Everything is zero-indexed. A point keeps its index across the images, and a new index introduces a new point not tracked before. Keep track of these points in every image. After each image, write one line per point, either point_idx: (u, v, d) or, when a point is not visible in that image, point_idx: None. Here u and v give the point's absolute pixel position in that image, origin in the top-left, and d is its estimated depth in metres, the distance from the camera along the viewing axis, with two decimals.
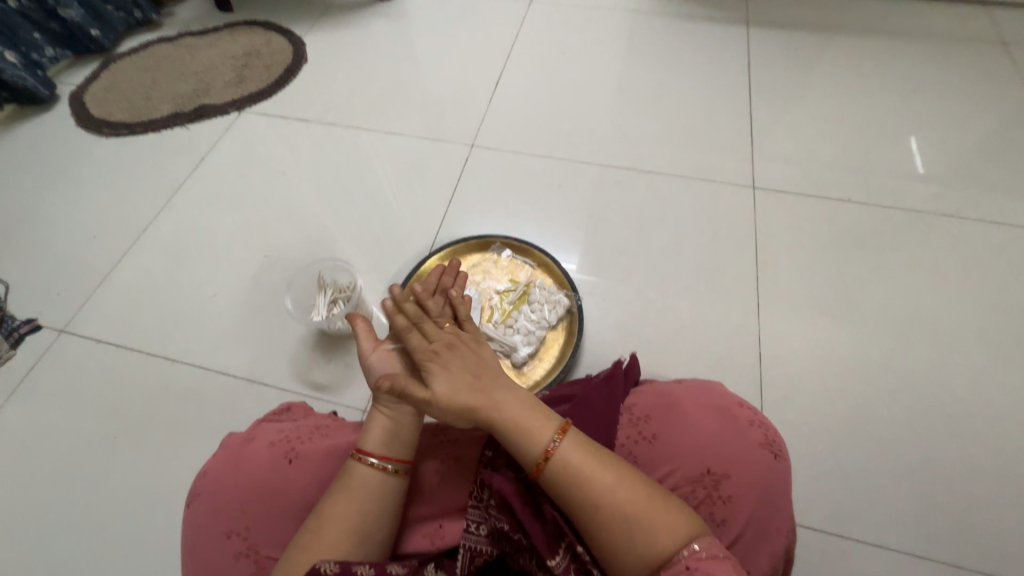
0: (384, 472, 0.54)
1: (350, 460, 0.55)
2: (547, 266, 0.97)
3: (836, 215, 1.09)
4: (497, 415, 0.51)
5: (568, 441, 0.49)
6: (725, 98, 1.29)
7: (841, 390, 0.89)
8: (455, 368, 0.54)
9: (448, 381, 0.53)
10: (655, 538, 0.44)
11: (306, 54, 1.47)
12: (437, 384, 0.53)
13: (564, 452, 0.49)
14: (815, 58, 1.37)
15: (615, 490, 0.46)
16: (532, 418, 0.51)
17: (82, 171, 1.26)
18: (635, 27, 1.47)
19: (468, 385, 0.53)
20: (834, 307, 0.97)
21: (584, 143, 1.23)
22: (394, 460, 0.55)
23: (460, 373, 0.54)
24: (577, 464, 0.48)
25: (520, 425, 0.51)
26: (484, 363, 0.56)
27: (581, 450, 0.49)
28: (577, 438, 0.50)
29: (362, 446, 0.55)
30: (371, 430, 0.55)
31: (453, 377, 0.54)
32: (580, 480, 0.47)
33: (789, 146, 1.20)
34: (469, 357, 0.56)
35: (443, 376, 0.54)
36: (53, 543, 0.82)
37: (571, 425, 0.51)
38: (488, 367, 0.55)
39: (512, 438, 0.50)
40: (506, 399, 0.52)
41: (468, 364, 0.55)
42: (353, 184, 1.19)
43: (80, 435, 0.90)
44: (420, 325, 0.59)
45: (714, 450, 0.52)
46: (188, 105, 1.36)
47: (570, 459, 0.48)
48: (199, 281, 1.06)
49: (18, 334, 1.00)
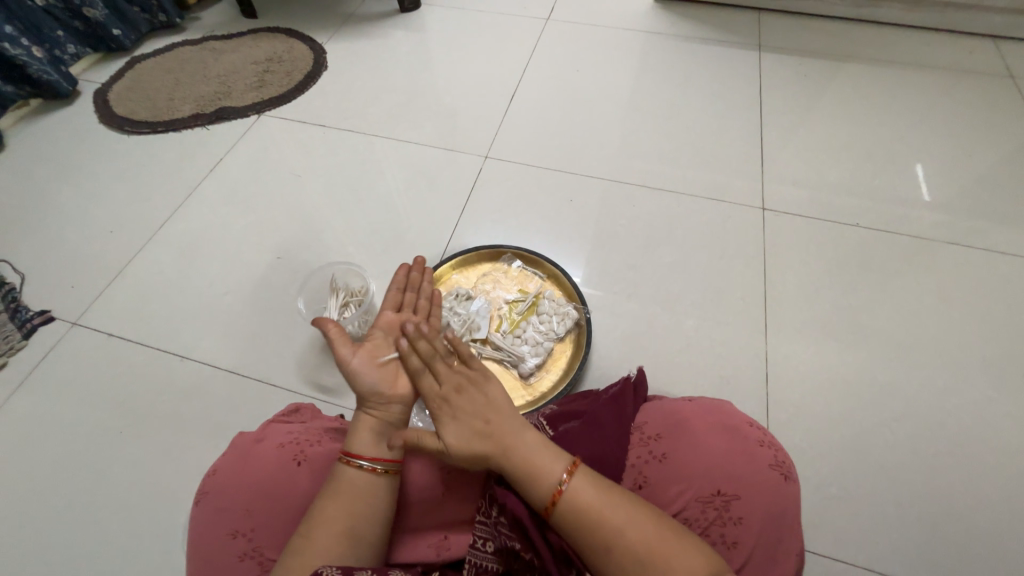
0: (375, 474, 0.54)
1: (339, 463, 0.56)
2: (557, 279, 0.98)
3: (844, 238, 1.09)
4: (509, 461, 0.52)
5: (578, 479, 0.49)
6: (735, 120, 1.31)
7: (847, 414, 0.89)
8: (465, 416, 0.54)
9: (458, 431, 0.53)
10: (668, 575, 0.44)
11: (325, 61, 1.50)
12: (447, 434, 0.53)
13: (574, 491, 0.49)
14: (825, 84, 1.39)
15: (624, 531, 0.46)
16: (542, 462, 0.51)
17: (101, 167, 1.28)
18: (649, 47, 1.50)
19: (478, 433, 0.53)
20: (841, 331, 0.98)
21: (596, 159, 1.24)
22: (383, 460, 0.55)
23: (470, 421, 0.54)
24: (587, 503, 0.48)
25: (530, 471, 0.51)
26: (496, 407, 0.55)
27: (592, 488, 0.49)
28: (586, 480, 0.49)
29: (350, 449, 0.56)
30: (357, 433, 0.56)
31: (463, 426, 0.54)
32: (585, 523, 0.47)
33: (798, 169, 1.21)
34: (479, 400, 0.56)
35: (452, 426, 0.54)
36: (52, 536, 0.82)
37: (580, 463, 0.51)
38: (498, 411, 0.55)
39: (521, 479, 0.51)
40: (516, 446, 0.52)
41: (477, 409, 0.55)
42: (366, 190, 1.21)
43: (86, 428, 0.91)
44: (432, 366, 0.58)
45: (724, 470, 0.52)
46: (208, 107, 1.39)
47: (579, 496, 0.49)
48: (211, 279, 1.08)
49: (31, 325, 1.01)
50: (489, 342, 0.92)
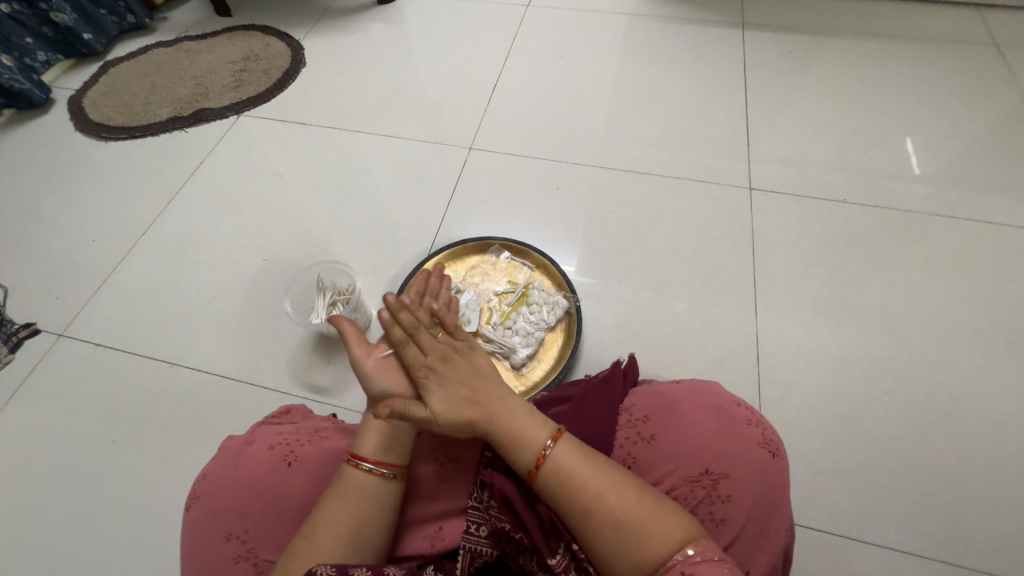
0: (382, 477, 0.54)
1: (345, 465, 0.55)
2: (546, 268, 0.97)
3: (832, 215, 1.09)
4: (498, 423, 0.52)
5: (561, 446, 0.50)
6: (721, 100, 1.30)
7: (839, 389, 0.89)
8: (452, 384, 0.54)
9: (447, 399, 0.53)
10: (646, 538, 0.44)
11: (304, 58, 1.47)
12: (435, 402, 0.53)
13: (557, 456, 0.49)
14: (810, 60, 1.38)
15: (606, 497, 0.47)
16: (526, 425, 0.52)
17: (80, 176, 1.26)
18: (631, 29, 1.48)
19: (467, 400, 0.53)
20: (831, 307, 0.98)
21: (582, 145, 1.23)
22: (391, 465, 0.54)
23: (458, 389, 0.54)
24: (569, 470, 0.49)
25: (515, 434, 0.51)
26: (482, 374, 0.55)
27: (574, 455, 0.49)
28: (571, 445, 0.50)
29: (357, 452, 0.55)
30: (366, 435, 0.55)
31: (450, 393, 0.54)
32: (571, 487, 0.48)
33: (785, 147, 1.21)
34: (465, 369, 0.55)
35: (440, 394, 0.53)
36: (50, 548, 0.82)
37: (564, 430, 0.52)
38: (485, 378, 0.55)
39: (506, 442, 0.51)
40: (502, 411, 0.53)
41: (465, 377, 0.55)
42: (351, 187, 1.20)
43: (78, 439, 0.90)
44: (417, 337, 0.56)
45: (711, 449, 0.52)
46: (186, 109, 1.36)
47: (561, 463, 0.49)
48: (197, 284, 1.07)
49: (16, 339, 1.00)
50: (479, 335, 0.92)
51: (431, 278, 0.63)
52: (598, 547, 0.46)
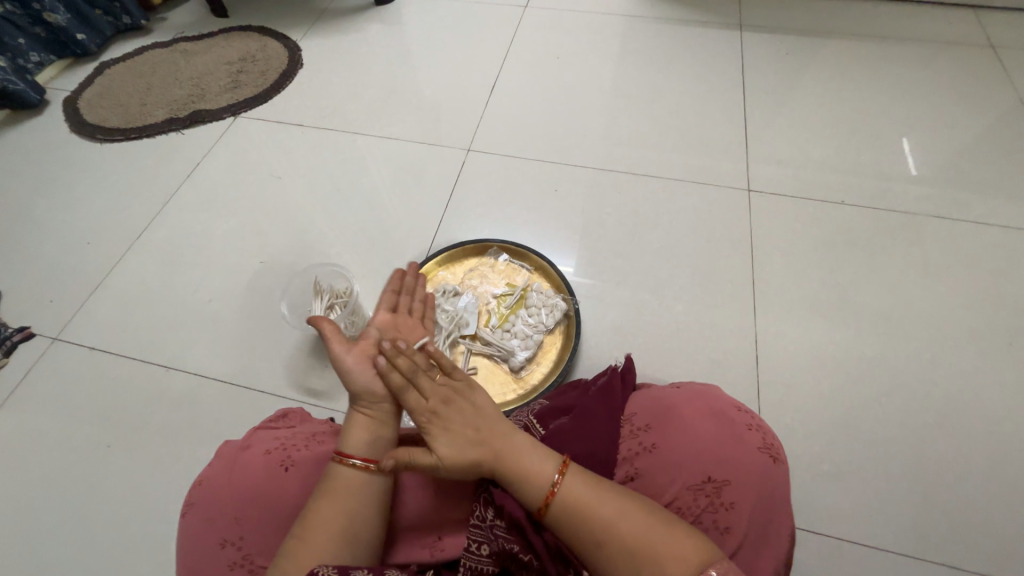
0: (369, 472, 0.54)
1: (332, 463, 0.55)
2: (544, 270, 0.97)
3: (831, 217, 1.09)
4: (505, 463, 0.52)
5: (570, 475, 0.50)
6: (719, 101, 1.30)
7: (838, 391, 0.89)
8: (456, 427, 0.54)
9: (451, 443, 0.53)
10: (660, 566, 0.44)
11: (301, 59, 1.46)
12: (439, 447, 0.52)
13: (567, 488, 0.49)
14: (808, 61, 1.38)
15: (617, 523, 0.47)
16: (531, 462, 0.51)
17: (74, 178, 1.25)
18: (629, 30, 1.48)
19: (471, 442, 0.53)
20: (830, 309, 0.98)
21: (580, 146, 1.23)
22: (377, 460, 0.55)
23: (462, 431, 0.53)
24: (579, 502, 0.48)
25: (522, 473, 0.51)
26: (484, 414, 0.55)
27: (583, 485, 0.49)
28: (578, 477, 0.50)
29: (343, 449, 0.55)
30: (351, 431, 0.56)
31: (455, 436, 0.53)
32: (580, 519, 0.48)
33: (783, 148, 1.21)
34: (466, 408, 0.55)
35: (443, 439, 0.53)
36: (44, 555, 0.81)
37: (570, 462, 0.52)
38: (486, 416, 0.55)
39: (513, 482, 0.51)
40: (508, 451, 0.52)
41: (468, 420, 0.54)
42: (348, 188, 1.19)
43: (73, 444, 0.89)
44: (416, 382, 0.56)
45: (713, 456, 0.52)
46: (182, 111, 1.35)
47: (572, 495, 0.49)
48: (193, 286, 1.06)
49: (10, 342, 0.99)
50: (477, 338, 0.91)
51: (406, 276, 0.71)
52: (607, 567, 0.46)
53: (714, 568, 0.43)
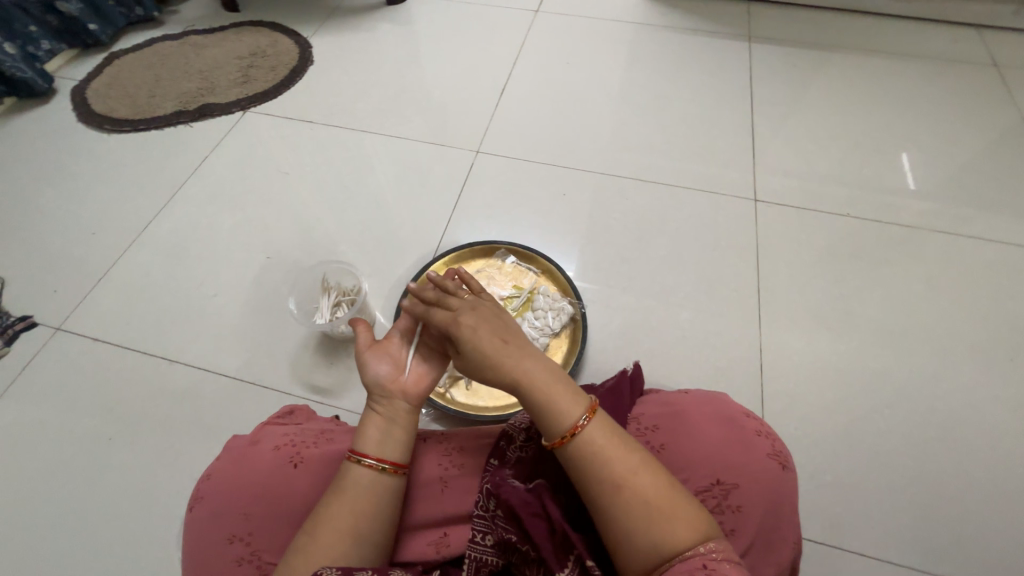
0: (380, 472, 0.55)
1: (346, 462, 0.56)
2: (551, 274, 0.97)
3: (835, 228, 1.10)
4: (532, 371, 0.54)
5: (596, 422, 0.50)
6: (726, 110, 1.31)
7: (839, 401, 0.90)
8: (485, 329, 0.57)
9: (480, 341, 0.56)
10: (668, 529, 0.44)
11: (311, 56, 1.47)
12: (470, 342, 0.56)
13: (591, 432, 0.49)
14: (815, 75, 1.40)
15: (633, 477, 0.47)
16: (560, 384, 0.53)
17: (82, 167, 1.24)
18: (638, 38, 1.49)
19: (499, 344, 0.56)
20: (833, 320, 0.98)
21: (587, 151, 1.24)
22: (387, 460, 0.56)
23: (490, 334, 0.57)
24: (599, 446, 0.49)
25: (548, 386, 0.53)
26: (510, 329, 0.58)
27: (605, 433, 0.50)
28: (602, 422, 0.50)
29: (357, 448, 0.56)
30: (365, 432, 0.57)
31: (484, 335, 0.57)
32: (598, 462, 0.48)
33: (789, 159, 1.22)
34: (495, 321, 0.59)
35: (475, 336, 0.57)
36: (41, 547, 0.80)
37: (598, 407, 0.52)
38: (512, 331, 0.58)
39: (541, 414, 0.52)
40: (537, 364, 0.54)
41: (495, 327, 0.58)
42: (355, 186, 1.19)
43: (74, 435, 0.89)
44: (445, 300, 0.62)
45: (723, 460, 0.52)
46: (191, 103, 1.35)
47: (592, 438, 0.49)
48: (199, 280, 1.05)
49: (13, 331, 0.98)
50: None
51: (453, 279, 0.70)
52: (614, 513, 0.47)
53: (712, 541, 0.44)
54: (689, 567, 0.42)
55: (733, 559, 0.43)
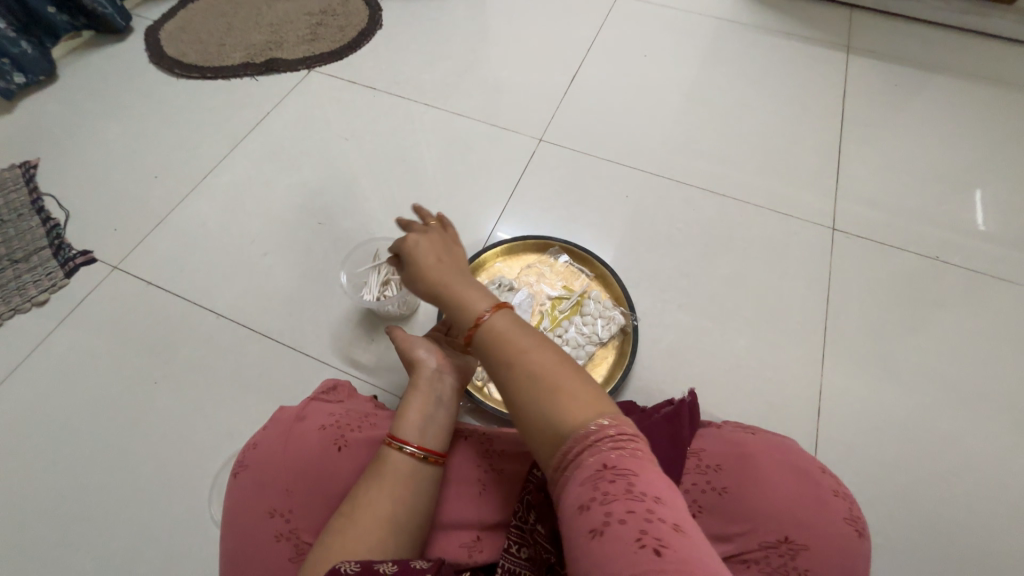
0: (419, 462, 0.55)
1: (384, 447, 0.56)
2: (605, 279, 0.93)
3: (919, 271, 1.01)
4: (456, 280, 0.59)
5: (498, 314, 0.52)
6: (812, 125, 1.21)
7: (900, 460, 0.83)
8: (432, 247, 0.64)
9: (425, 252, 0.63)
10: (564, 410, 0.43)
11: (381, 20, 1.43)
12: (419, 252, 0.64)
13: (492, 322, 0.51)
14: (917, 98, 1.27)
15: (530, 364, 0.47)
16: (474, 291, 0.56)
17: (150, 110, 1.26)
18: (725, 37, 1.38)
19: (435, 258, 0.62)
20: (905, 372, 0.91)
21: (656, 154, 1.17)
22: (428, 450, 0.56)
23: (433, 250, 0.64)
24: (498, 335, 0.50)
25: (464, 291, 0.57)
26: (455, 256, 0.65)
27: (505, 323, 0.51)
28: (507, 316, 0.51)
29: (397, 435, 0.56)
30: (405, 419, 0.57)
31: (429, 250, 0.64)
32: (502, 353, 0.49)
33: (876, 188, 1.12)
34: (442, 244, 0.66)
35: (422, 249, 0.64)
36: (83, 477, 0.83)
37: (504, 305, 0.53)
38: (456, 257, 0.64)
39: (452, 309, 0.56)
40: (464, 279, 0.59)
41: (442, 248, 0.65)
42: (412, 161, 1.16)
43: (122, 374, 0.91)
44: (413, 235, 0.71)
45: (793, 515, 0.48)
46: (259, 56, 1.34)
47: (492, 328, 0.51)
48: (251, 237, 1.06)
49: (73, 264, 1.01)
50: None
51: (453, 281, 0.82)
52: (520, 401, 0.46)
53: (606, 417, 0.42)
54: (588, 472, 0.39)
55: (630, 435, 0.41)
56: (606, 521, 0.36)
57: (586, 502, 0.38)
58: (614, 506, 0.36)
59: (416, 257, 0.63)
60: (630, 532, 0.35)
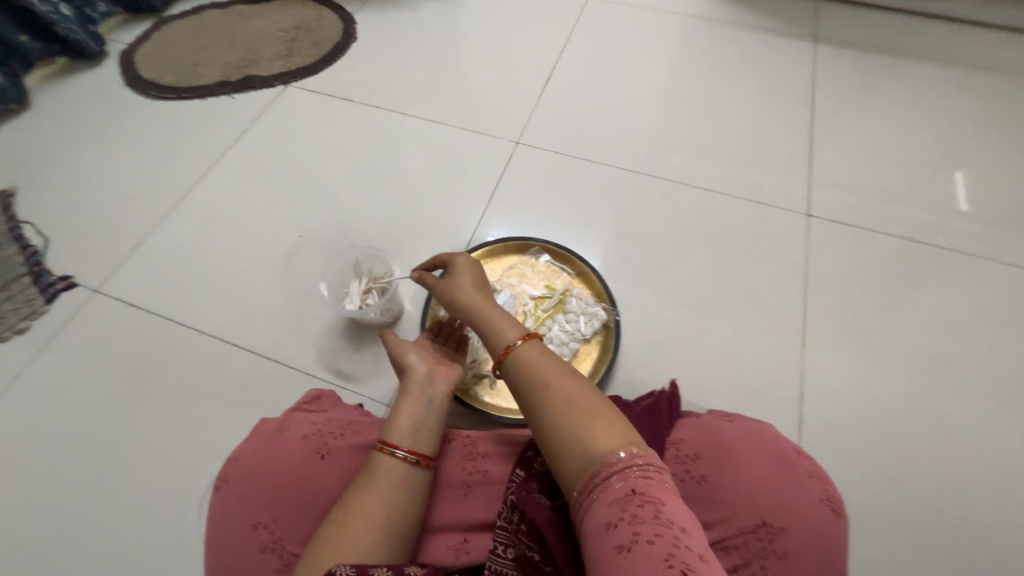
0: (410, 465, 0.56)
1: (375, 451, 0.57)
2: (586, 276, 0.94)
3: (894, 252, 1.03)
4: (488, 308, 0.63)
5: (529, 341, 0.55)
6: (783, 114, 1.23)
7: (884, 439, 0.84)
8: (470, 277, 0.70)
9: (463, 281, 0.69)
10: (591, 434, 0.44)
11: (355, 32, 1.44)
12: (458, 280, 0.69)
13: (523, 348, 0.54)
14: (885, 84, 1.30)
15: (559, 386, 0.49)
16: (505, 319, 0.60)
17: (126, 132, 1.26)
18: (695, 33, 1.41)
19: (473, 287, 0.68)
20: (885, 352, 0.92)
21: (632, 150, 1.18)
22: (417, 454, 0.57)
23: (470, 279, 0.69)
24: (528, 359, 0.53)
25: (496, 319, 0.61)
26: (487, 287, 0.70)
27: (536, 351, 0.54)
28: (537, 344, 0.55)
29: (386, 439, 0.57)
30: (395, 424, 0.58)
31: (465, 279, 0.69)
32: (530, 376, 0.51)
33: (849, 173, 1.14)
34: (475, 274, 0.71)
35: (459, 278, 0.69)
36: (70, 503, 0.82)
37: (536, 335, 0.56)
38: (489, 289, 0.70)
39: (485, 335, 0.60)
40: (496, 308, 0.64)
41: (475, 278, 0.70)
42: (390, 170, 1.17)
43: (106, 397, 0.91)
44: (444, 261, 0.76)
45: (768, 499, 0.49)
46: (234, 74, 1.35)
47: (524, 354, 0.54)
48: (232, 253, 1.06)
49: (54, 290, 1.01)
50: None
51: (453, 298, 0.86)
52: (544, 422, 0.48)
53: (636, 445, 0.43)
54: (617, 493, 0.40)
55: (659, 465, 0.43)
56: (634, 540, 0.37)
57: (613, 522, 0.39)
58: (642, 528, 0.37)
59: (453, 285, 0.68)
60: (659, 553, 0.35)
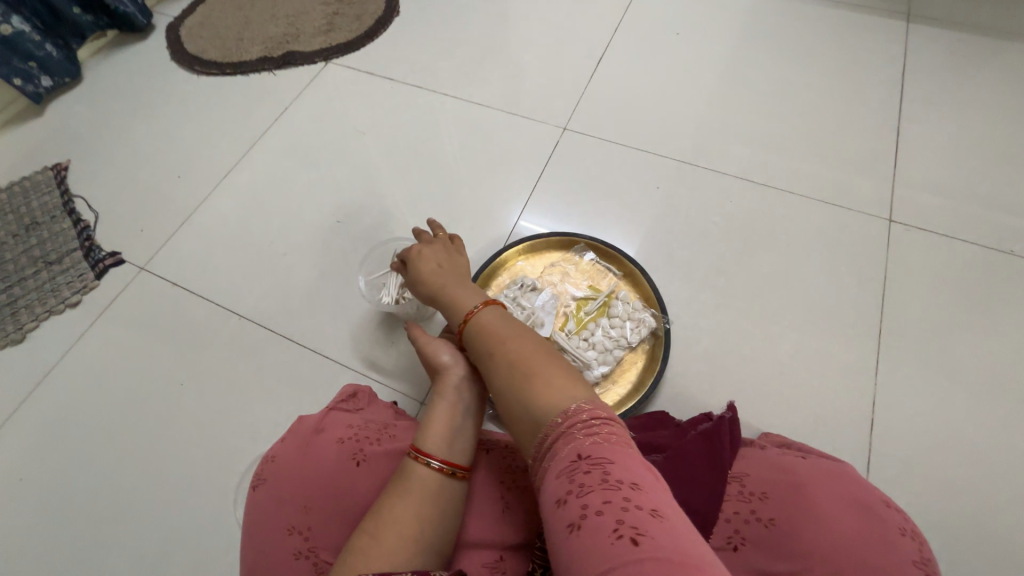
0: (446, 477, 0.53)
1: (408, 459, 0.54)
2: (634, 279, 0.88)
3: (990, 267, 0.91)
4: (453, 284, 0.64)
5: (486, 310, 0.58)
6: (866, 104, 1.10)
7: (965, 479, 0.76)
8: (434, 255, 0.69)
9: (428, 261, 0.68)
10: (540, 395, 0.46)
11: (398, 6, 1.38)
12: (423, 261, 0.68)
13: (481, 317, 0.57)
14: (991, 69, 1.13)
15: (510, 353, 0.51)
16: (466, 293, 0.62)
17: (172, 108, 1.26)
18: (767, 9, 1.27)
19: (438, 266, 0.67)
20: (973, 380, 0.82)
21: (690, 141, 1.09)
22: (455, 465, 0.54)
23: (433, 258, 0.68)
24: (483, 329, 0.56)
25: (459, 293, 0.62)
26: (457, 263, 0.69)
27: (493, 318, 0.57)
28: (494, 311, 0.57)
29: (420, 447, 0.54)
30: (429, 431, 0.55)
31: (430, 258, 0.68)
32: (487, 346, 0.54)
33: (941, 173, 1.01)
34: (444, 252, 0.70)
35: (424, 258, 0.68)
36: (116, 476, 0.85)
37: (493, 303, 0.59)
38: (456, 264, 0.69)
39: (449, 310, 0.62)
40: (460, 282, 0.65)
41: (440, 256, 0.69)
42: (431, 155, 1.12)
43: (151, 375, 0.93)
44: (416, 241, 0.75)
45: (847, 555, 0.41)
46: (276, 50, 1.32)
47: (481, 324, 0.56)
48: (271, 236, 1.05)
49: (103, 266, 1.03)
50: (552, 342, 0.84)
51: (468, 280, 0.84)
52: (501, 391, 0.50)
53: (580, 401, 0.44)
54: (563, 463, 0.40)
55: (602, 421, 0.43)
56: (582, 514, 0.36)
57: (562, 496, 0.38)
58: (590, 497, 0.37)
59: (419, 266, 0.68)
60: (607, 523, 0.35)
